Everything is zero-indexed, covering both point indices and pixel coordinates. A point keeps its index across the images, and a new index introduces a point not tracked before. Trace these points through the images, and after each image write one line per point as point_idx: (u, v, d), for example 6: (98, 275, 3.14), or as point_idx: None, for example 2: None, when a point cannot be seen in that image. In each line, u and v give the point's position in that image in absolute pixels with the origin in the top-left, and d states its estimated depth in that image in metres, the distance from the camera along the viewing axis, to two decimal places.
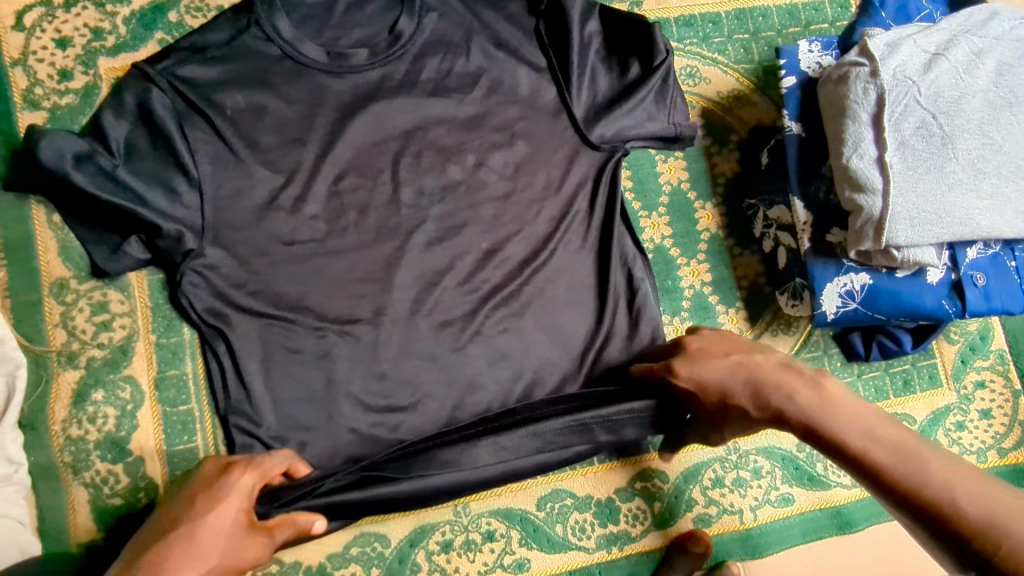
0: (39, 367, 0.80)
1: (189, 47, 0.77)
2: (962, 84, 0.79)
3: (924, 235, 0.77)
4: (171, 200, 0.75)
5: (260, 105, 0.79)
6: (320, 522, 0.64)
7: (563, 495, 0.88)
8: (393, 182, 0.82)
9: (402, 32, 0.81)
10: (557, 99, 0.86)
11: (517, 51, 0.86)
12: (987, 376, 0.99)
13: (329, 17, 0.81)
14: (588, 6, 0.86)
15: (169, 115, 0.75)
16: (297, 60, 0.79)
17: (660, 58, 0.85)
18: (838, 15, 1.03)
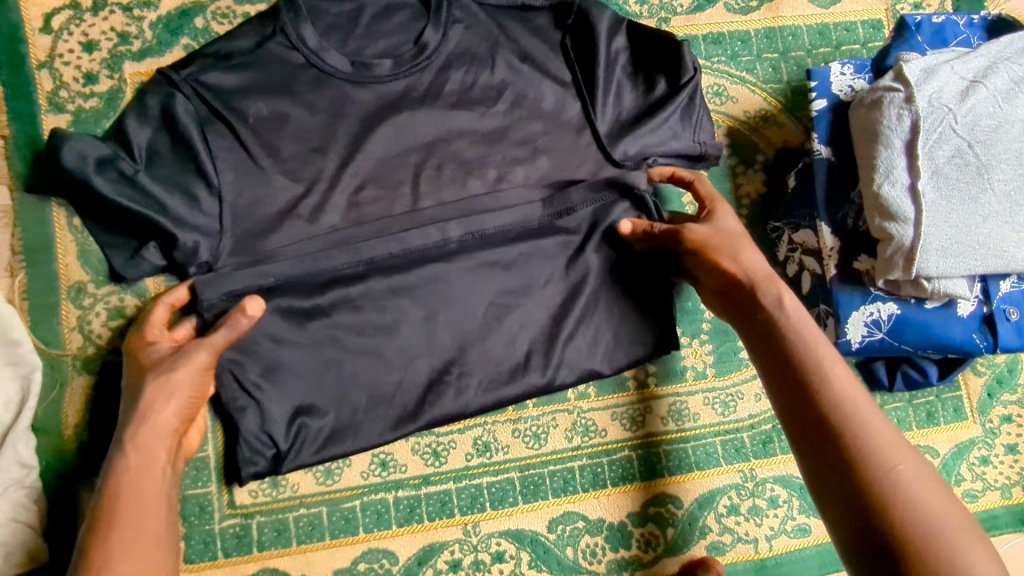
0: (54, 370, 0.80)
1: (213, 53, 0.77)
2: (1000, 112, 0.77)
3: (956, 266, 0.76)
4: (191, 207, 0.75)
5: (282, 113, 0.78)
6: (252, 303, 0.68)
7: (575, 518, 0.86)
8: (414, 195, 0.81)
9: (427, 43, 0.81)
10: (581, 114, 0.85)
11: (542, 65, 0.85)
12: (1014, 411, 0.96)
13: (354, 25, 0.80)
14: (616, 21, 0.85)
15: (192, 121, 0.75)
16: (321, 69, 0.79)
17: (687, 76, 0.84)
18: (870, 36, 1.01)
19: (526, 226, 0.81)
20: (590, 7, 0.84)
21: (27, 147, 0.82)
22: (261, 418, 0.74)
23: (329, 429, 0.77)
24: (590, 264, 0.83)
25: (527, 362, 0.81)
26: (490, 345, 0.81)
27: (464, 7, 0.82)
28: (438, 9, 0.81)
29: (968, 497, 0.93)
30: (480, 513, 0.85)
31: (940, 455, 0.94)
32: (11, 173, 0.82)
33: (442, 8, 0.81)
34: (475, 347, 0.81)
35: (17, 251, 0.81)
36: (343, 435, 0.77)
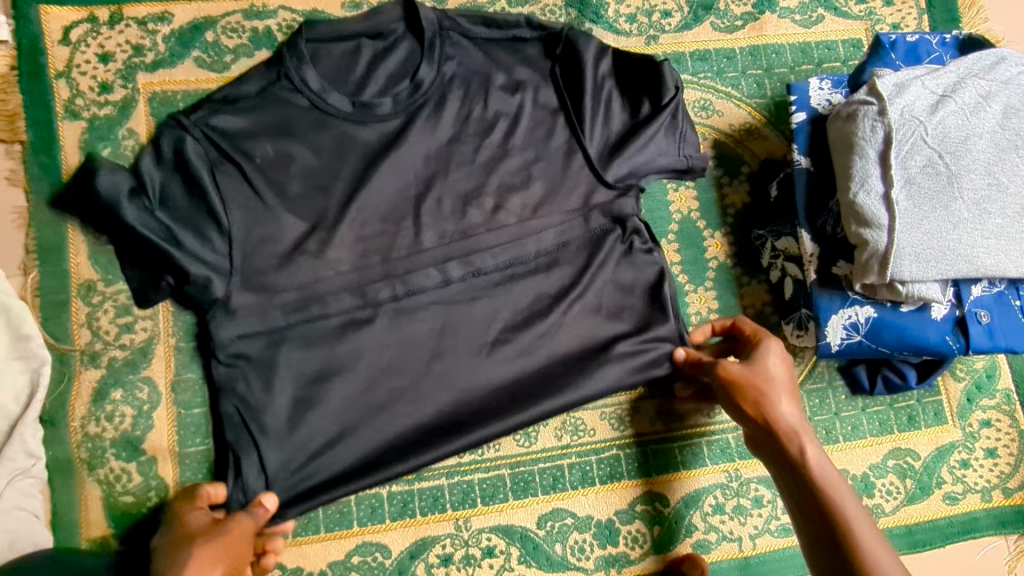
0: (62, 364, 0.84)
1: (221, 99, 0.79)
2: (968, 125, 0.81)
3: (928, 271, 0.79)
4: (201, 243, 0.75)
5: (288, 153, 0.80)
6: (272, 498, 0.73)
7: (564, 515, 0.89)
8: (416, 230, 0.83)
9: (424, 80, 0.83)
10: (571, 141, 0.87)
11: (533, 96, 0.87)
12: (992, 416, 0.99)
13: (354, 65, 0.82)
14: (602, 49, 0.88)
15: (203, 164, 0.76)
16: (324, 110, 0.81)
17: (669, 97, 0.86)
18: (851, 54, 1.05)
19: (521, 261, 0.84)
20: (576, 37, 0.87)
21: (43, 150, 0.87)
22: (262, 463, 0.75)
23: (329, 473, 0.77)
24: (588, 296, 0.85)
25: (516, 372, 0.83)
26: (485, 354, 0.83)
27: (458, 44, 0.85)
28: (432, 45, 0.83)
29: (949, 499, 0.96)
30: (471, 508, 0.87)
31: (921, 457, 0.96)
32: (28, 176, 0.86)
33: (436, 46, 0.83)
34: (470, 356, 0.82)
35: (30, 250, 0.85)
36: (350, 474, 0.77)
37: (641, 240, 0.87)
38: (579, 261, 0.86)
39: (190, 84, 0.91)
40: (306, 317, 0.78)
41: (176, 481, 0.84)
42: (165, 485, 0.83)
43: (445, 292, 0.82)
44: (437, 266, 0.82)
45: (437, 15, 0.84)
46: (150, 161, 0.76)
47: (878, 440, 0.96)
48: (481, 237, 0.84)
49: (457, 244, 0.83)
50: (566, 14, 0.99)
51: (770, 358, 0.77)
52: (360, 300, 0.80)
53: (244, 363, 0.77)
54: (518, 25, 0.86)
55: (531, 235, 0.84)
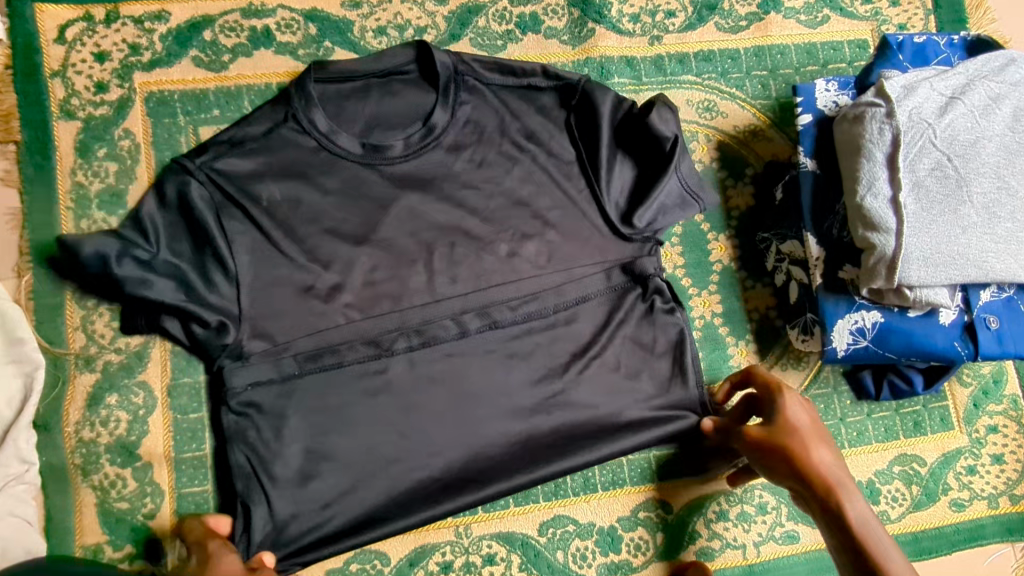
0: (57, 368, 0.82)
1: (226, 141, 0.77)
2: (978, 128, 0.80)
3: (936, 275, 0.78)
4: (207, 289, 0.74)
5: (297, 198, 0.79)
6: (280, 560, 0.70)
7: (566, 522, 0.87)
8: (429, 274, 0.82)
9: (435, 124, 0.81)
10: (587, 191, 0.86)
11: (546, 144, 0.85)
12: (999, 421, 0.98)
13: (363, 106, 0.80)
14: (619, 99, 0.85)
15: (208, 208, 0.75)
16: (333, 152, 0.79)
17: (670, 144, 0.83)
18: (856, 55, 1.04)
19: (540, 315, 0.83)
20: (593, 89, 0.85)
21: (37, 151, 0.85)
22: (271, 512, 0.74)
23: (347, 517, 0.76)
24: (608, 357, 0.84)
25: (515, 378, 0.82)
26: (486, 360, 0.82)
27: (472, 88, 0.83)
28: (446, 89, 0.81)
29: (956, 506, 0.94)
30: (471, 515, 0.86)
31: (928, 463, 0.95)
32: (22, 176, 0.85)
33: (450, 91, 0.82)
34: (472, 363, 0.81)
35: (25, 252, 0.84)
36: (369, 522, 0.76)
37: (662, 299, 0.86)
38: (598, 316, 0.85)
39: (187, 84, 0.90)
40: (320, 366, 0.77)
41: (172, 486, 0.82)
42: (160, 491, 0.82)
43: (463, 343, 0.81)
44: (454, 317, 0.81)
45: (452, 58, 0.82)
46: (153, 206, 0.74)
47: (884, 446, 0.95)
48: (496, 289, 0.83)
49: (474, 295, 0.82)
50: (569, 13, 0.98)
51: (792, 408, 0.76)
52: (376, 349, 0.79)
53: (255, 412, 0.75)
54: (533, 72, 0.84)
55: (549, 289, 0.84)
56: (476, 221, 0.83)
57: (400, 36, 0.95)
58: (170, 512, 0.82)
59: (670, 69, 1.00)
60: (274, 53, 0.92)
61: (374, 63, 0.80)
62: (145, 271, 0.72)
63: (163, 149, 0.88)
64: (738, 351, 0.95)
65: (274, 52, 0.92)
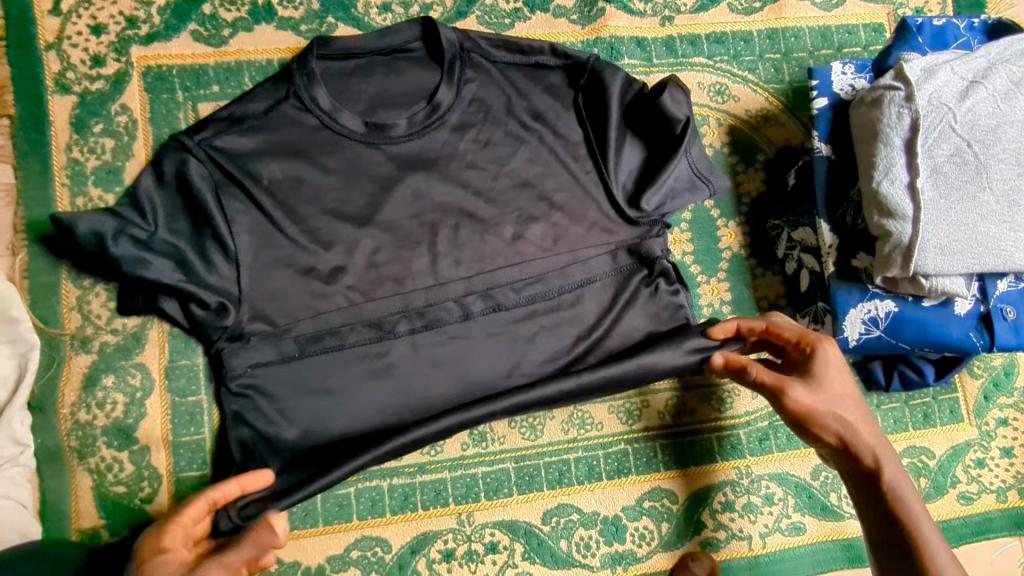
0: (52, 349, 0.80)
1: (227, 117, 0.75)
2: (999, 113, 0.78)
3: (953, 264, 0.76)
4: (205, 269, 0.72)
5: (298, 176, 0.76)
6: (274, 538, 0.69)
7: (570, 510, 0.86)
8: (432, 255, 0.80)
9: (440, 102, 0.79)
10: (594, 174, 0.83)
11: (553, 124, 0.83)
12: (1010, 414, 0.96)
13: (366, 82, 0.78)
14: (630, 80, 0.83)
15: (207, 186, 0.73)
16: (336, 131, 0.77)
17: (679, 127, 0.80)
18: (872, 39, 1.02)
19: (544, 297, 0.81)
20: (603, 68, 0.82)
21: (32, 126, 0.83)
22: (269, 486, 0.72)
23: None
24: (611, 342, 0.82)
25: (519, 363, 0.80)
26: (489, 345, 0.80)
27: (478, 66, 0.81)
28: (451, 67, 0.79)
29: (964, 499, 0.93)
30: (474, 502, 0.85)
31: (936, 456, 0.94)
32: (17, 152, 0.83)
33: (456, 67, 0.79)
34: (475, 349, 0.79)
35: (19, 230, 0.82)
36: None
37: (666, 281, 0.84)
38: (603, 299, 0.83)
39: (186, 59, 0.87)
40: (322, 348, 0.76)
41: (170, 470, 0.81)
42: (158, 475, 0.81)
43: (465, 326, 0.79)
44: (458, 299, 0.79)
45: (457, 35, 0.80)
46: (151, 183, 0.72)
47: (892, 437, 0.93)
48: (502, 271, 0.81)
49: (479, 277, 0.80)
50: None
51: (832, 372, 0.71)
52: (377, 332, 0.77)
53: (256, 393, 0.74)
54: (539, 50, 0.82)
55: (555, 271, 0.82)
56: (481, 203, 0.81)
57: (404, 12, 0.92)
58: (168, 497, 0.80)
59: (681, 51, 0.97)
60: (275, 28, 0.89)
61: (378, 40, 0.78)
62: (141, 251, 0.70)
63: (161, 125, 0.86)
64: None
65: (275, 27, 0.89)
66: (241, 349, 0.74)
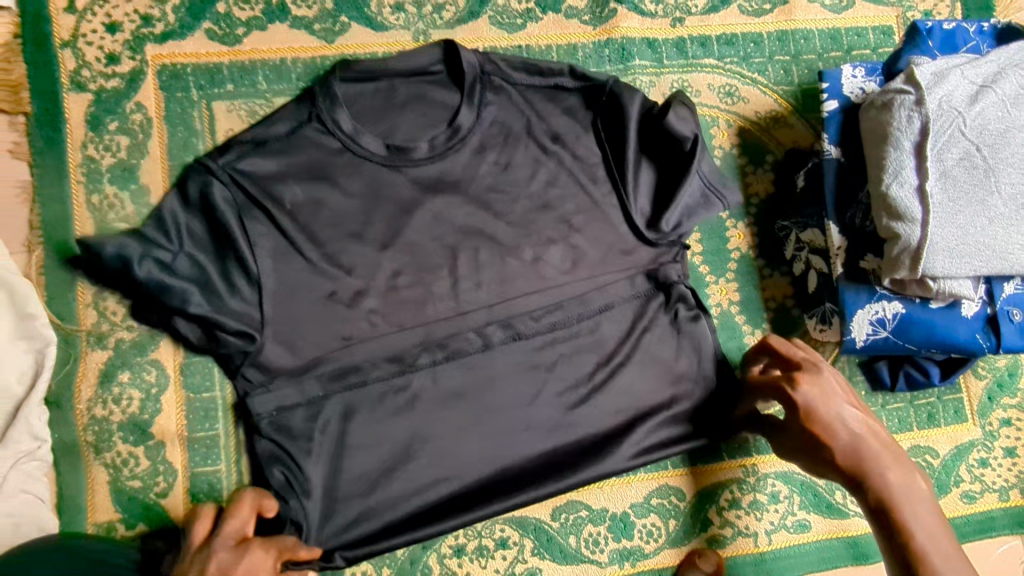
0: (68, 345, 0.81)
1: (250, 141, 0.76)
2: (1008, 117, 0.79)
3: (960, 267, 0.77)
4: (228, 292, 0.73)
5: (319, 199, 0.78)
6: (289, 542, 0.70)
7: (579, 507, 0.87)
8: (452, 278, 0.81)
9: (461, 126, 0.80)
10: (612, 198, 0.84)
11: (571, 146, 0.84)
12: (1013, 415, 0.97)
13: (388, 106, 0.79)
14: (647, 103, 0.84)
15: (230, 209, 0.73)
16: (358, 153, 0.78)
17: (688, 145, 0.82)
18: (881, 41, 1.02)
19: (563, 324, 0.83)
20: (621, 90, 0.83)
21: (48, 123, 0.84)
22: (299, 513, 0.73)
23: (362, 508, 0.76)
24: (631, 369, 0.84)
25: (540, 391, 0.81)
26: (506, 360, 0.81)
27: (498, 90, 0.82)
28: (471, 90, 0.80)
29: (967, 498, 0.94)
30: None
31: (940, 455, 0.95)
32: (32, 149, 0.83)
33: (476, 91, 0.80)
34: (497, 376, 0.81)
35: (35, 227, 0.82)
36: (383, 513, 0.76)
37: (685, 308, 0.85)
38: (622, 324, 0.84)
39: (200, 57, 0.87)
40: (344, 385, 0.77)
41: (185, 466, 0.82)
42: (173, 470, 0.82)
43: (487, 356, 0.81)
44: (478, 330, 0.81)
45: (478, 58, 0.81)
46: (176, 205, 0.73)
47: (898, 437, 0.94)
48: (521, 299, 0.82)
49: (499, 306, 0.82)
50: None
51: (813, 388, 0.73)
52: (399, 365, 0.79)
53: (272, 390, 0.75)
54: (559, 73, 0.83)
55: (573, 298, 0.83)
56: (501, 225, 0.82)
57: (417, 13, 0.92)
58: (182, 491, 0.81)
59: (691, 52, 0.98)
60: (289, 27, 0.90)
61: (398, 62, 0.79)
62: (166, 271, 0.71)
63: (176, 124, 0.86)
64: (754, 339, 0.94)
65: (289, 26, 0.90)
66: (266, 390, 0.75)
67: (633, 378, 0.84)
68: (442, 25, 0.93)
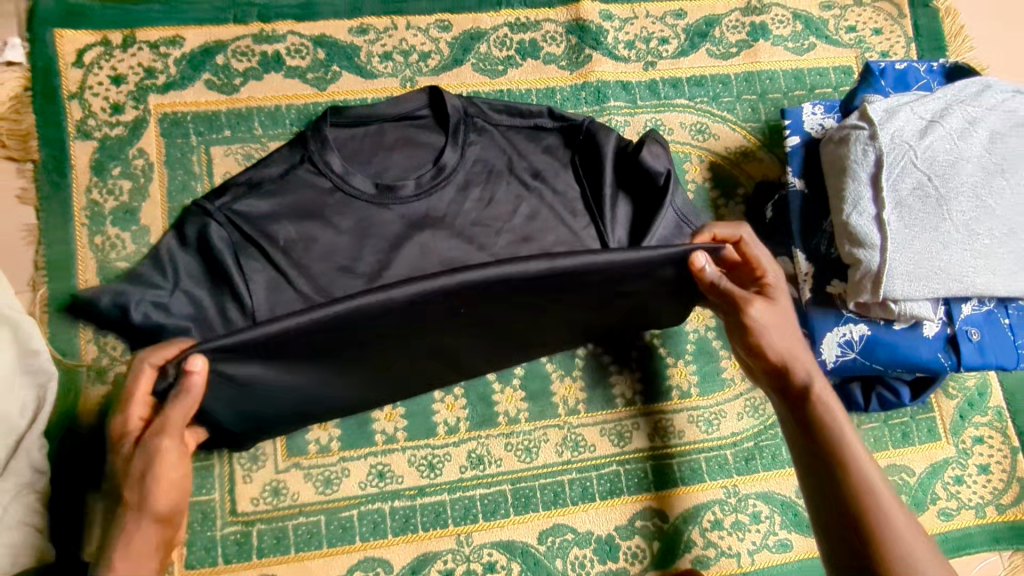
0: (70, 381, 0.85)
1: (245, 182, 0.81)
2: (956, 149, 0.84)
3: (918, 289, 0.81)
4: (222, 325, 0.77)
5: (311, 236, 0.82)
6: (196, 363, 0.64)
7: (565, 530, 0.89)
8: None
9: (445, 164, 0.85)
10: (590, 229, 0.88)
11: (551, 182, 0.89)
12: (985, 432, 1.01)
13: (377, 147, 0.86)
14: (622, 141, 0.89)
15: (226, 247, 0.78)
16: (347, 192, 0.83)
17: (662, 180, 0.85)
18: (842, 80, 1.09)
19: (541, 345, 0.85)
20: (597, 129, 0.88)
21: (55, 170, 0.89)
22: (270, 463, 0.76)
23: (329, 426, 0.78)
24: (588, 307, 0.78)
25: None
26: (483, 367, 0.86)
27: (481, 130, 0.87)
28: (456, 130, 0.85)
29: (944, 515, 0.97)
30: (472, 523, 0.88)
31: (916, 474, 0.98)
32: (39, 194, 0.88)
33: (460, 131, 0.86)
34: None
35: (40, 267, 0.87)
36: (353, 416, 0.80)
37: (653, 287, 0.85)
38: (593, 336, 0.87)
39: (200, 106, 0.93)
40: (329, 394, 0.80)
41: None
42: None
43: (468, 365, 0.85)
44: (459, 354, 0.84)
45: (461, 101, 0.87)
46: (174, 244, 0.78)
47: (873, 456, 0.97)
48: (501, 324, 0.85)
49: None
50: (567, 40, 1.03)
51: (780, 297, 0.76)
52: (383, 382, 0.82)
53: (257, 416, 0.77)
54: (538, 114, 0.89)
55: None
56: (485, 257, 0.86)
57: (405, 60, 0.98)
58: None
59: (663, 93, 1.04)
60: (284, 76, 0.96)
61: (388, 107, 0.85)
62: (164, 311, 0.76)
63: (176, 168, 0.91)
64: (730, 364, 0.96)
65: (284, 76, 0.96)
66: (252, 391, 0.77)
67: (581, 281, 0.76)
68: (428, 72, 0.99)
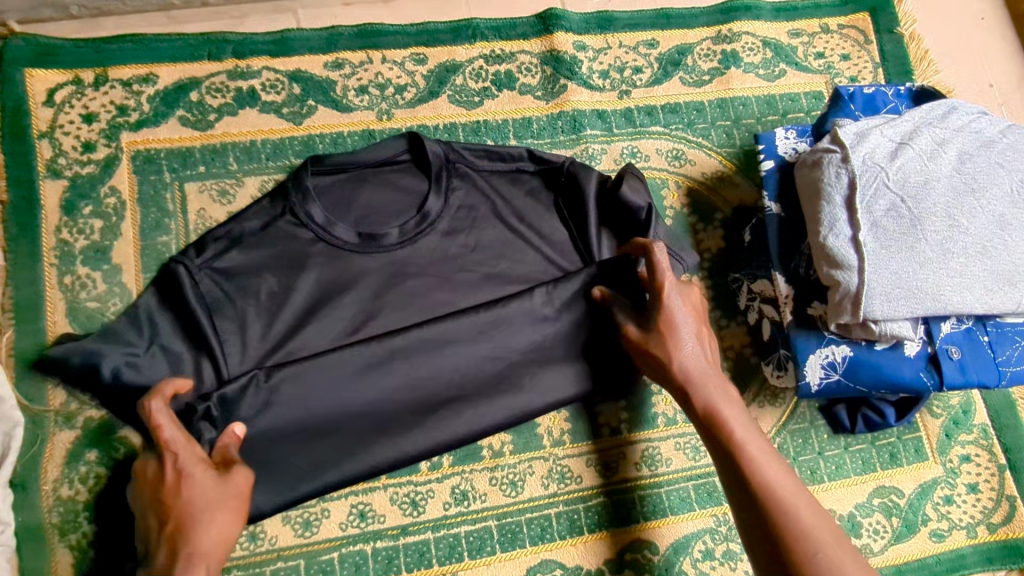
0: (36, 427, 0.82)
1: (224, 236, 0.79)
2: (927, 170, 0.85)
3: (898, 308, 0.82)
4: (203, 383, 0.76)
5: (292, 289, 0.81)
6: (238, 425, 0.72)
7: (552, 566, 0.87)
8: None
9: (429, 211, 0.84)
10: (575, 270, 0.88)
11: (535, 226, 0.88)
12: (971, 451, 1.00)
13: (355, 189, 0.85)
14: (603, 180, 0.89)
15: (202, 305, 0.76)
16: (330, 242, 0.82)
17: (642, 215, 0.86)
18: (813, 105, 1.11)
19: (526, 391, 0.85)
20: (578, 170, 0.87)
21: (23, 210, 0.87)
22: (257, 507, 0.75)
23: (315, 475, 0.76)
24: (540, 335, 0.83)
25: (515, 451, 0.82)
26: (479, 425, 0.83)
27: (463, 175, 0.87)
28: (439, 177, 0.85)
29: (936, 537, 0.96)
30: (458, 563, 0.86)
31: (905, 495, 0.97)
32: (6, 235, 0.86)
33: (443, 178, 0.85)
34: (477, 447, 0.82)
35: (6, 309, 0.84)
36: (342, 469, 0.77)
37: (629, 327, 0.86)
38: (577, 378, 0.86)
39: (173, 142, 0.92)
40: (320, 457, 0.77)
41: None
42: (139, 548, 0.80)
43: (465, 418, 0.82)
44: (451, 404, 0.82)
45: (443, 148, 0.86)
46: (151, 302, 0.77)
47: (861, 478, 0.97)
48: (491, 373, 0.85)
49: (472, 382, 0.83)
50: (542, 71, 1.04)
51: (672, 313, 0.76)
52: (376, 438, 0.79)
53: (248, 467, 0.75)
54: (519, 157, 0.88)
55: None
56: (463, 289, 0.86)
57: (380, 93, 0.99)
58: None
59: (638, 121, 1.05)
60: (259, 111, 0.95)
61: (369, 154, 0.84)
62: (138, 372, 0.75)
63: (149, 206, 0.90)
64: None
65: (259, 111, 0.95)
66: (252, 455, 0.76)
67: (535, 310, 0.81)
68: (404, 105, 0.99)
